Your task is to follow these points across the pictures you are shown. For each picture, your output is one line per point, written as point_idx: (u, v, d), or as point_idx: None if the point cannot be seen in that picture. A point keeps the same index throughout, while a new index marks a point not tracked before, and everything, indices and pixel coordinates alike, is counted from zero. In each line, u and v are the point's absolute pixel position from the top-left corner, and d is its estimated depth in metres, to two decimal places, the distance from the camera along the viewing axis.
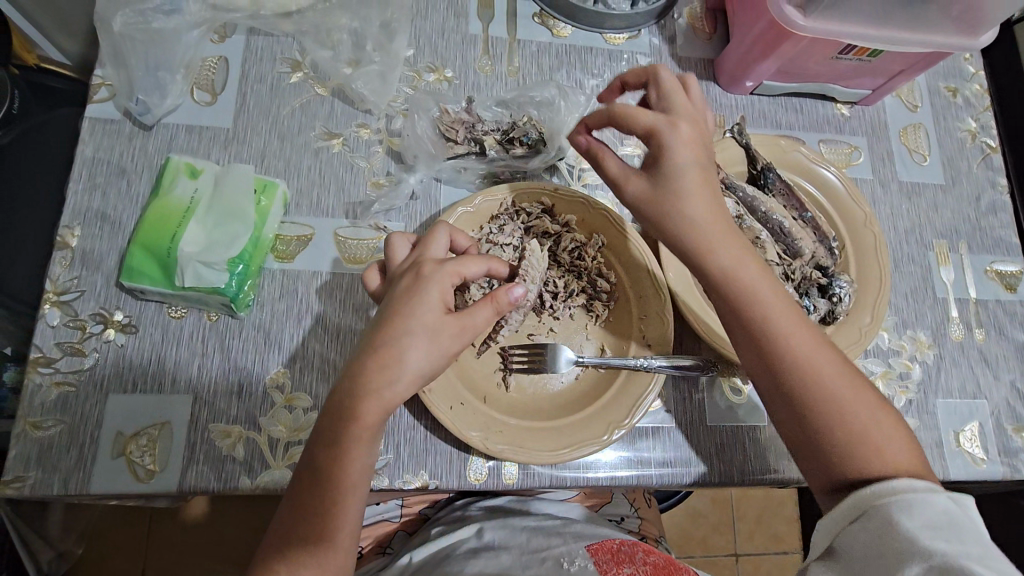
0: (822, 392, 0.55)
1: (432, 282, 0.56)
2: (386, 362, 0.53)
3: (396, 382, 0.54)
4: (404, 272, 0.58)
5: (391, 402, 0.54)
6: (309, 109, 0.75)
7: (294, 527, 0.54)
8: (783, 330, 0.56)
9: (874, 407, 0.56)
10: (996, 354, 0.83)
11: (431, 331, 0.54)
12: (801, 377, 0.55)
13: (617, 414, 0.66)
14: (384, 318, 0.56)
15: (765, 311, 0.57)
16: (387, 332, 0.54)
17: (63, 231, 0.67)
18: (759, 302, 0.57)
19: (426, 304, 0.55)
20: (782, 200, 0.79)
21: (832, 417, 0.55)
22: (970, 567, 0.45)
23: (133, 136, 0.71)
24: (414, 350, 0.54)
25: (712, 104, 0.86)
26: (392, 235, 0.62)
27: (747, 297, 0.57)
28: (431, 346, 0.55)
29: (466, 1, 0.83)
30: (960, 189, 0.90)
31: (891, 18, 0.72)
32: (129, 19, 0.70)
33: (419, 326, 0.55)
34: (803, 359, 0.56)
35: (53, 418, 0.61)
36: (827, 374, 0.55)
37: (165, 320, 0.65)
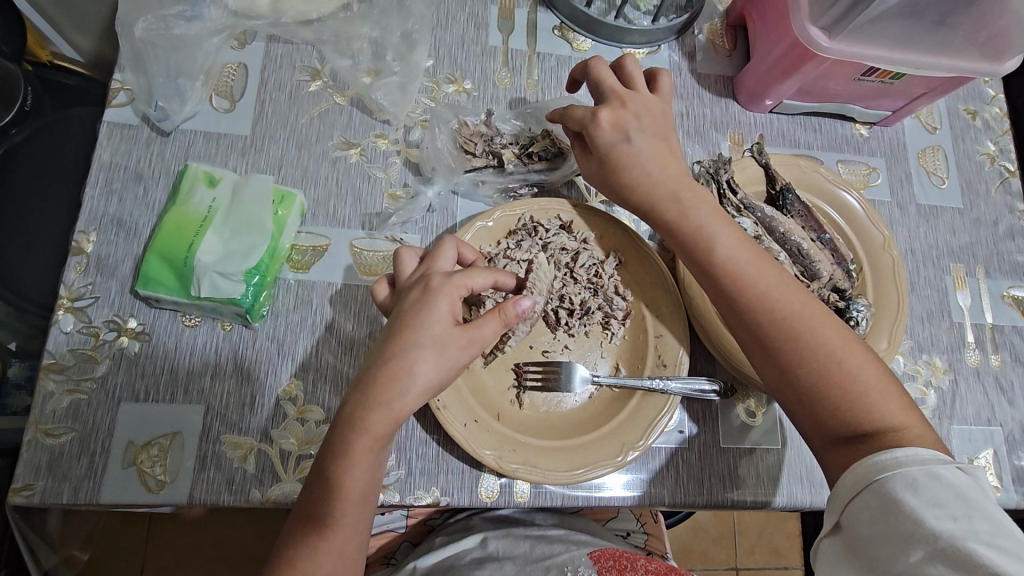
0: (814, 356, 0.57)
1: (441, 295, 0.56)
2: (397, 376, 0.54)
3: (407, 397, 0.54)
4: (413, 285, 0.59)
5: (399, 413, 0.54)
6: (327, 118, 0.75)
7: (302, 541, 0.53)
8: (772, 301, 0.60)
9: (879, 376, 0.57)
10: (1012, 381, 0.83)
11: (440, 343, 0.55)
12: (793, 344, 0.58)
13: (630, 435, 0.65)
14: (394, 332, 0.56)
15: (752, 284, 0.61)
16: (399, 343, 0.55)
17: (78, 236, 0.66)
18: (749, 278, 0.61)
19: (435, 315, 0.56)
20: (800, 221, 0.78)
21: (832, 382, 0.56)
22: (977, 546, 0.45)
23: (150, 141, 0.71)
24: (424, 363, 0.54)
25: (730, 122, 0.86)
26: (402, 249, 0.61)
27: (729, 270, 0.61)
28: (441, 357, 0.55)
29: (486, 12, 0.83)
30: (977, 213, 0.90)
31: (915, 42, 0.71)
32: (150, 25, 0.69)
33: (428, 338, 0.55)
34: (795, 327, 0.59)
35: (65, 426, 0.60)
36: (818, 341, 0.58)
37: (179, 329, 0.65)
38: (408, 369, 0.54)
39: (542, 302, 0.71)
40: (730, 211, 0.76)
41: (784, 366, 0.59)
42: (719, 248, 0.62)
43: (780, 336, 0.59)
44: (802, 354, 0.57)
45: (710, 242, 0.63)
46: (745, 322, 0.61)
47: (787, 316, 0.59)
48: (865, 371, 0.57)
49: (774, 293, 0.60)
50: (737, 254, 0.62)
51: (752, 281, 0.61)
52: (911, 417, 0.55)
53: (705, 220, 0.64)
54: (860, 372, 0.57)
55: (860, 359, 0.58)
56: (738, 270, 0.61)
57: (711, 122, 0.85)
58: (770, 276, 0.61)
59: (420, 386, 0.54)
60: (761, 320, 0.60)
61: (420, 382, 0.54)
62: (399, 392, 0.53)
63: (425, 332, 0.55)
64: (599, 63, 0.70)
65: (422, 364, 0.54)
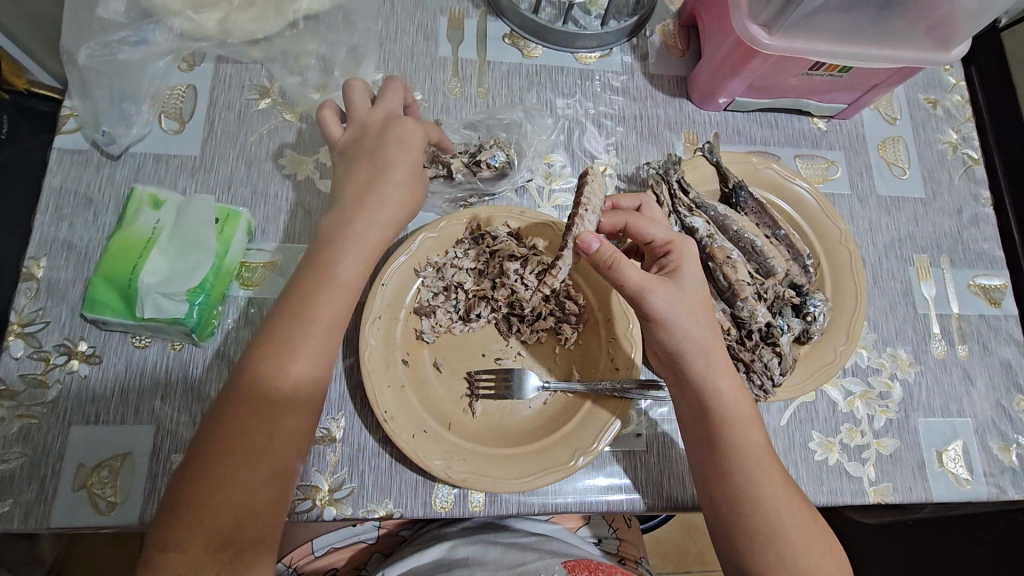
0: (768, 514, 0.61)
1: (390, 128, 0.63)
2: (362, 218, 0.61)
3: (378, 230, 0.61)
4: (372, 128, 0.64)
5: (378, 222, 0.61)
6: (277, 135, 0.76)
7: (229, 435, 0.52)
8: (747, 448, 0.62)
9: (811, 529, 0.61)
10: (980, 371, 0.82)
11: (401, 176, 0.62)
12: (750, 496, 0.61)
13: (602, 415, 0.66)
14: (363, 166, 0.62)
15: (736, 429, 0.62)
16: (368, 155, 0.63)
17: (29, 262, 0.67)
18: (734, 414, 0.62)
19: (394, 145, 0.63)
20: (754, 218, 0.78)
21: (771, 534, 0.60)
22: None
23: (101, 165, 0.71)
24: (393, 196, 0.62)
25: (684, 121, 0.86)
26: (322, 112, 0.66)
27: (721, 404, 0.62)
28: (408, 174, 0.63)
29: (435, 23, 0.84)
30: (941, 203, 0.89)
31: (859, 34, 0.71)
32: (95, 52, 0.71)
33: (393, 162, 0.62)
34: (758, 479, 0.61)
35: (15, 451, 0.61)
36: (775, 498, 0.61)
37: (129, 349, 0.65)
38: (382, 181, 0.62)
39: (595, 220, 0.66)
40: (683, 210, 0.76)
41: (733, 512, 0.62)
42: (720, 385, 0.63)
43: (743, 487, 0.61)
44: (756, 498, 0.61)
45: (708, 378, 0.62)
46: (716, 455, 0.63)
47: (754, 469, 0.61)
48: (805, 533, 0.61)
49: (751, 439, 0.62)
50: (735, 395, 0.63)
51: (736, 425, 0.62)
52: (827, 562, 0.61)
53: (714, 360, 0.63)
54: (802, 537, 0.61)
55: (804, 518, 0.62)
56: (728, 411, 0.62)
57: (665, 122, 0.85)
58: (752, 425, 0.63)
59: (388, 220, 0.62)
60: (734, 464, 0.62)
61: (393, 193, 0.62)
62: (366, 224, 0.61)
63: (397, 172, 0.62)
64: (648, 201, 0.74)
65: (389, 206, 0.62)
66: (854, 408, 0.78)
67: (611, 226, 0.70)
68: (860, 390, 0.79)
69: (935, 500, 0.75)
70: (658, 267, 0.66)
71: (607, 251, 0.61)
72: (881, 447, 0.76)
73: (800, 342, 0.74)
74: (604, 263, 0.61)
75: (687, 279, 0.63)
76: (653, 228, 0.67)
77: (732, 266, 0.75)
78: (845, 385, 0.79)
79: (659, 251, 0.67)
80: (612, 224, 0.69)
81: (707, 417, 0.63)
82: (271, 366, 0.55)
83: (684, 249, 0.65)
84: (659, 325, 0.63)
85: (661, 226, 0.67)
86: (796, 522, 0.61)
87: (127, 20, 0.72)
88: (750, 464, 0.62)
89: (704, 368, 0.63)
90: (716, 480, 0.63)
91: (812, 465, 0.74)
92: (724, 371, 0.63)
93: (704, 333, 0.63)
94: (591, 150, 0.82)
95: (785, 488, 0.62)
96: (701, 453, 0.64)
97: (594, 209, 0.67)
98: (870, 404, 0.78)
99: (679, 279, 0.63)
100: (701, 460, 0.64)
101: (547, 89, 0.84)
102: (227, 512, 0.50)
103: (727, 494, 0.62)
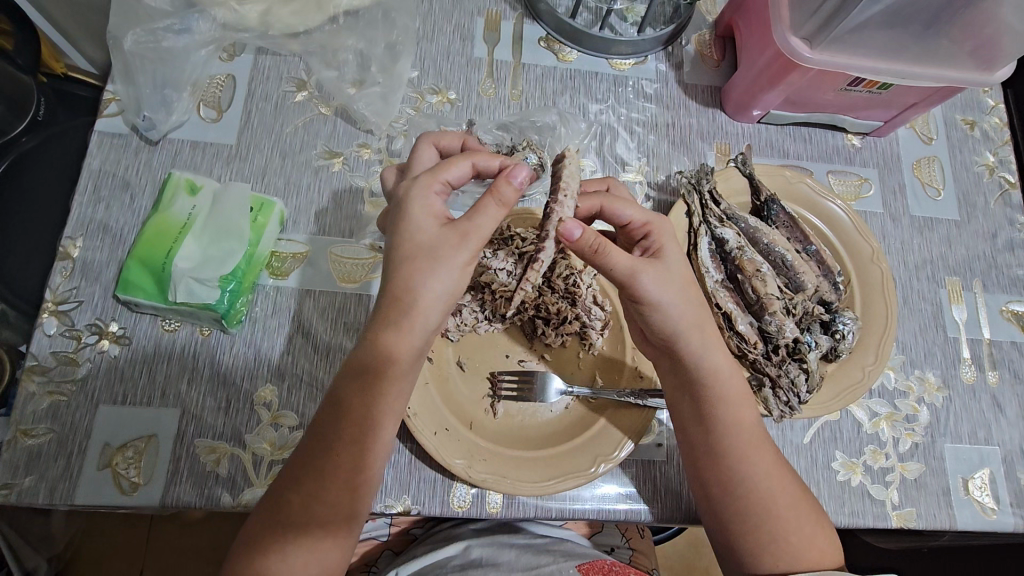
0: (761, 492, 0.60)
1: (414, 198, 0.55)
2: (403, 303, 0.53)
3: (419, 315, 0.54)
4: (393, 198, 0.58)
5: (415, 329, 0.54)
6: (311, 128, 0.76)
7: (273, 523, 0.53)
8: (738, 426, 0.62)
9: (803, 507, 0.61)
10: (1010, 399, 0.80)
11: (437, 250, 0.53)
12: (743, 474, 0.61)
13: (617, 434, 0.65)
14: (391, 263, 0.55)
15: (728, 406, 0.62)
16: (399, 256, 0.54)
17: (65, 242, 0.68)
18: (726, 392, 0.62)
19: (419, 224, 0.54)
20: (785, 232, 0.77)
21: (764, 511, 0.60)
22: None
23: (139, 150, 0.73)
24: (434, 275, 0.53)
25: (717, 132, 0.85)
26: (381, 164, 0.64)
27: (713, 383, 0.62)
28: (444, 264, 0.53)
29: (472, 24, 0.84)
30: (975, 225, 0.88)
31: (901, 53, 0.70)
32: (140, 38, 0.71)
33: (416, 247, 0.54)
34: (750, 457, 0.61)
35: (44, 427, 0.61)
36: (768, 476, 0.61)
37: (159, 333, 0.66)
38: (413, 285, 0.53)
39: (574, 206, 0.64)
40: (713, 221, 0.75)
41: (725, 493, 0.61)
42: (712, 366, 0.62)
43: (736, 466, 0.61)
44: (749, 475, 0.60)
45: (703, 356, 0.62)
46: (708, 436, 0.62)
47: (748, 449, 0.61)
48: (799, 511, 0.60)
49: (743, 419, 0.62)
50: (728, 371, 0.63)
51: (727, 405, 0.62)
52: (822, 539, 0.60)
53: (708, 338, 0.62)
54: (796, 514, 0.60)
55: (798, 498, 0.61)
56: (722, 387, 0.62)
57: (698, 132, 0.85)
58: (745, 404, 0.63)
59: (429, 300, 0.54)
60: (727, 443, 0.61)
61: (429, 295, 0.53)
62: (406, 312, 0.53)
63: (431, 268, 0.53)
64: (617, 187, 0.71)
65: (424, 291, 0.53)
66: (879, 430, 0.77)
67: (587, 210, 0.66)
68: (885, 412, 0.77)
69: (959, 529, 0.74)
70: (639, 251, 0.64)
71: (589, 237, 0.57)
72: (906, 471, 0.75)
73: (828, 360, 0.73)
74: (589, 248, 0.57)
75: (671, 258, 0.62)
76: (630, 209, 0.63)
77: (761, 280, 0.75)
78: (871, 406, 0.78)
79: (637, 234, 0.64)
80: (587, 207, 0.65)
81: (701, 393, 0.63)
82: (307, 460, 0.54)
83: (663, 229, 0.63)
84: (652, 309, 0.60)
85: (636, 207, 0.64)
86: (789, 500, 0.60)
87: (172, 8, 0.72)
88: (743, 443, 0.61)
89: (701, 344, 0.62)
90: (707, 461, 0.62)
91: (834, 485, 0.73)
92: (717, 348, 0.63)
93: (699, 312, 0.62)
94: (622, 157, 0.82)
95: (776, 467, 0.62)
96: (693, 437, 0.63)
97: (571, 195, 0.64)
98: (896, 427, 0.77)
99: (664, 260, 0.61)
100: (693, 439, 0.63)
101: (580, 94, 0.84)
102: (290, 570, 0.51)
103: (720, 473, 0.61)
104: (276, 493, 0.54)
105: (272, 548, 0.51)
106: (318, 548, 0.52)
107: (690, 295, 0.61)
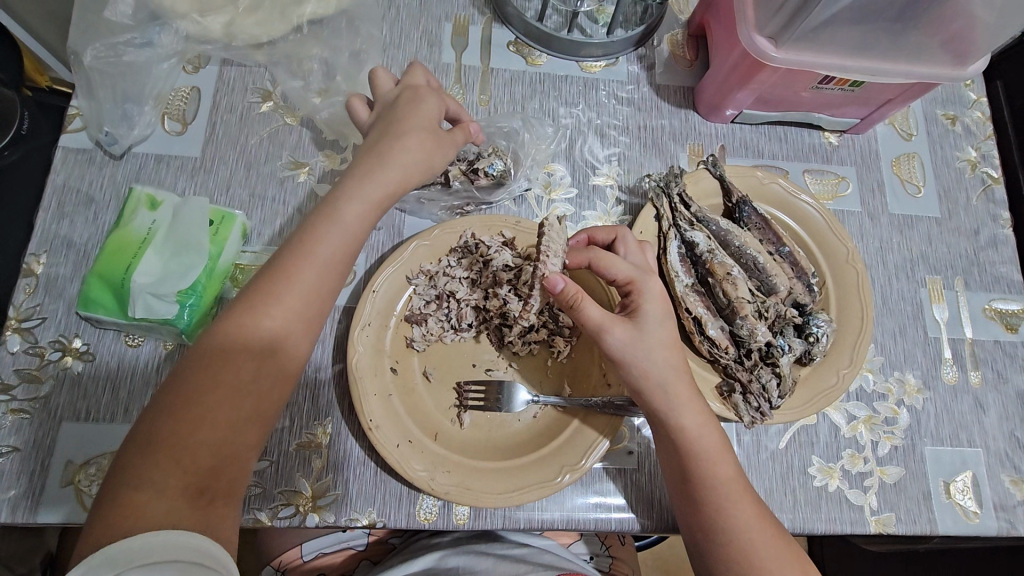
0: (741, 545, 0.58)
1: (431, 96, 0.64)
2: (379, 166, 0.58)
3: (398, 179, 0.59)
4: (398, 93, 0.64)
5: (392, 190, 0.59)
6: (277, 139, 0.76)
7: (195, 386, 0.49)
8: (713, 480, 0.60)
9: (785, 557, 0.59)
10: (994, 400, 0.78)
11: (424, 135, 0.61)
12: (723, 525, 0.59)
13: (591, 433, 0.64)
14: (386, 129, 0.60)
15: (703, 462, 0.60)
16: (396, 129, 0.60)
17: (29, 258, 0.68)
18: (700, 444, 0.60)
19: (426, 111, 0.62)
20: (757, 234, 0.75)
21: (744, 563, 0.58)
22: None
23: (103, 164, 0.73)
24: (411, 149, 0.59)
25: (690, 133, 0.84)
26: (377, 68, 0.66)
27: (685, 435, 0.60)
28: (427, 143, 0.61)
29: (439, 30, 0.83)
30: (957, 222, 0.86)
31: (870, 49, 0.69)
32: (100, 53, 0.71)
33: (419, 124, 0.61)
34: (727, 509, 0.59)
35: (6, 445, 0.61)
36: (748, 526, 0.59)
37: (122, 348, 0.66)
38: (400, 151, 0.59)
39: (559, 264, 0.67)
40: (683, 224, 0.75)
41: (705, 545, 0.60)
42: (681, 422, 0.60)
43: (714, 518, 0.59)
44: (729, 528, 0.59)
45: (672, 414, 0.60)
46: (687, 486, 0.61)
47: (725, 499, 0.60)
48: (778, 562, 0.58)
49: (718, 471, 0.60)
50: (700, 428, 0.61)
51: (702, 458, 0.60)
52: None
53: (678, 398, 0.61)
54: (778, 563, 0.58)
55: (779, 547, 0.59)
56: (695, 445, 0.60)
57: (670, 134, 0.84)
58: (721, 457, 0.61)
59: (408, 171, 0.59)
60: (704, 496, 0.60)
61: (411, 165, 0.59)
62: (381, 171, 0.58)
63: (416, 141, 0.60)
64: (625, 234, 0.68)
65: (385, 177, 0.58)
66: (857, 433, 0.75)
67: (578, 264, 0.66)
68: (864, 415, 0.76)
69: (940, 533, 0.72)
70: (621, 308, 0.64)
71: (571, 289, 0.60)
72: (885, 475, 0.74)
73: (802, 364, 0.71)
74: (567, 302, 0.60)
75: (647, 321, 0.61)
76: (618, 266, 0.63)
77: (732, 283, 0.73)
78: (849, 409, 0.76)
79: (621, 290, 0.64)
80: (576, 263, 0.65)
81: (674, 447, 0.61)
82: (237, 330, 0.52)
83: (643, 289, 0.62)
84: (617, 365, 0.61)
85: (625, 263, 0.63)
86: (770, 551, 0.58)
87: (134, 22, 0.72)
88: (721, 496, 0.60)
89: (665, 406, 0.60)
90: (688, 511, 0.61)
91: (810, 490, 0.72)
92: (688, 407, 0.61)
93: (665, 372, 0.61)
94: (593, 160, 0.81)
95: (757, 515, 0.60)
96: (677, 487, 0.62)
97: (558, 254, 0.67)
98: (875, 430, 0.75)
99: (640, 320, 0.61)
100: (674, 487, 0.63)
101: (549, 97, 0.83)
102: (203, 440, 0.48)
103: (700, 525, 0.60)
104: (202, 361, 0.50)
105: (201, 414, 0.49)
106: (246, 420, 0.51)
107: (654, 349, 0.61)
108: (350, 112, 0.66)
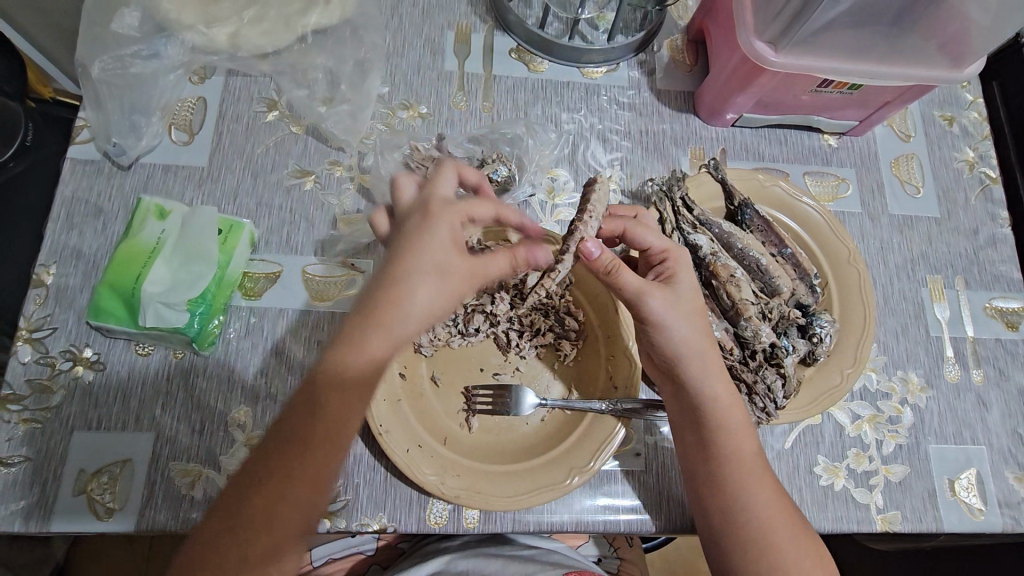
0: (760, 522, 0.59)
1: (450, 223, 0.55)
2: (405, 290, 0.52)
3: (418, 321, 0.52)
4: (416, 212, 0.57)
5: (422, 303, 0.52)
6: (282, 148, 0.77)
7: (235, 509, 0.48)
8: (738, 454, 0.61)
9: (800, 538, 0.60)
10: (996, 397, 0.79)
11: (452, 262, 0.54)
12: (742, 502, 0.60)
13: (602, 433, 0.64)
14: (406, 274, 0.53)
15: (728, 435, 0.61)
16: (419, 255, 0.53)
17: (39, 269, 0.68)
18: (727, 419, 0.62)
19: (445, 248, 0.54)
20: (760, 235, 0.76)
21: (761, 541, 0.59)
22: None
23: (111, 175, 0.73)
24: (435, 285, 0.53)
25: (691, 137, 0.85)
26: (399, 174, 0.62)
27: (714, 406, 0.62)
28: (447, 284, 0.53)
29: (441, 38, 0.84)
30: (957, 222, 0.87)
31: (869, 52, 0.70)
32: (107, 65, 0.72)
33: (442, 260, 0.54)
34: (748, 485, 0.60)
35: (19, 455, 0.62)
36: (767, 503, 0.60)
37: (132, 357, 0.66)
38: (427, 288, 0.53)
39: (598, 227, 0.65)
40: (686, 227, 0.75)
41: (724, 523, 0.60)
42: (713, 389, 0.62)
43: (735, 493, 0.60)
44: (749, 505, 0.60)
45: (703, 383, 0.61)
46: (710, 461, 0.62)
47: (747, 475, 0.61)
48: (795, 541, 0.60)
49: (742, 445, 0.61)
50: (728, 399, 0.62)
51: (727, 431, 0.61)
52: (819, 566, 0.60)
53: (711, 364, 0.62)
54: (794, 543, 0.59)
55: (795, 528, 0.60)
56: (722, 416, 0.62)
57: (672, 138, 0.85)
58: (744, 431, 0.62)
59: (429, 305, 0.53)
60: (725, 473, 0.61)
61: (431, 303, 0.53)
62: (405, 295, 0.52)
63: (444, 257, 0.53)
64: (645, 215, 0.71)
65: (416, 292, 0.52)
66: (861, 432, 0.76)
67: (609, 233, 0.67)
68: (868, 414, 0.77)
69: (946, 531, 0.73)
70: (654, 275, 0.65)
71: (607, 257, 0.60)
72: (890, 474, 0.74)
73: (806, 364, 0.72)
74: (604, 267, 0.60)
75: (683, 286, 0.63)
76: (651, 237, 0.65)
77: (735, 284, 0.74)
78: (853, 408, 0.77)
79: (655, 259, 0.66)
80: (612, 229, 0.66)
81: (699, 420, 0.62)
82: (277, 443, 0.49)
83: (679, 258, 0.64)
84: (655, 329, 0.61)
85: (657, 234, 0.66)
86: (787, 530, 0.60)
87: (140, 34, 0.72)
88: (741, 475, 0.61)
89: (699, 372, 0.61)
90: (706, 488, 0.62)
91: (816, 490, 0.72)
92: (719, 375, 0.62)
93: (702, 335, 0.62)
94: (596, 165, 0.82)
95: (774, 495, 0.61)
96: (695, 464, 0.63)
97: (597, 216, 0.65)
98: (879, 429, 0.76)
99: (676, 286, 0.63)
100: (694, 465, 0.63)
101: (551, 103, 0.84)
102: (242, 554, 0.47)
103: (718, 504, 0.61)
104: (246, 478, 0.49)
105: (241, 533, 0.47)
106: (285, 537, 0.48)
107: (689, 319, 0.62)
108: (374, 229, 0.66)
